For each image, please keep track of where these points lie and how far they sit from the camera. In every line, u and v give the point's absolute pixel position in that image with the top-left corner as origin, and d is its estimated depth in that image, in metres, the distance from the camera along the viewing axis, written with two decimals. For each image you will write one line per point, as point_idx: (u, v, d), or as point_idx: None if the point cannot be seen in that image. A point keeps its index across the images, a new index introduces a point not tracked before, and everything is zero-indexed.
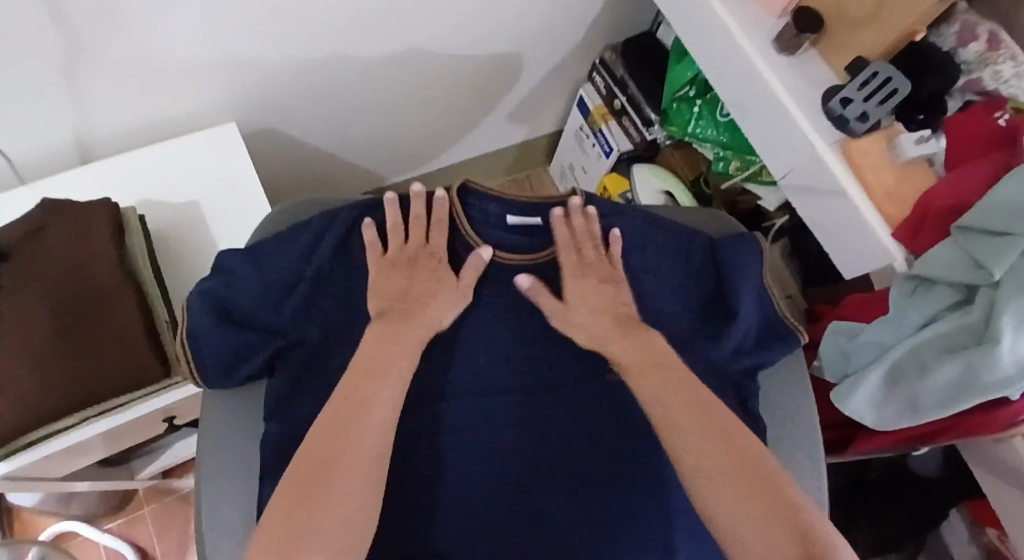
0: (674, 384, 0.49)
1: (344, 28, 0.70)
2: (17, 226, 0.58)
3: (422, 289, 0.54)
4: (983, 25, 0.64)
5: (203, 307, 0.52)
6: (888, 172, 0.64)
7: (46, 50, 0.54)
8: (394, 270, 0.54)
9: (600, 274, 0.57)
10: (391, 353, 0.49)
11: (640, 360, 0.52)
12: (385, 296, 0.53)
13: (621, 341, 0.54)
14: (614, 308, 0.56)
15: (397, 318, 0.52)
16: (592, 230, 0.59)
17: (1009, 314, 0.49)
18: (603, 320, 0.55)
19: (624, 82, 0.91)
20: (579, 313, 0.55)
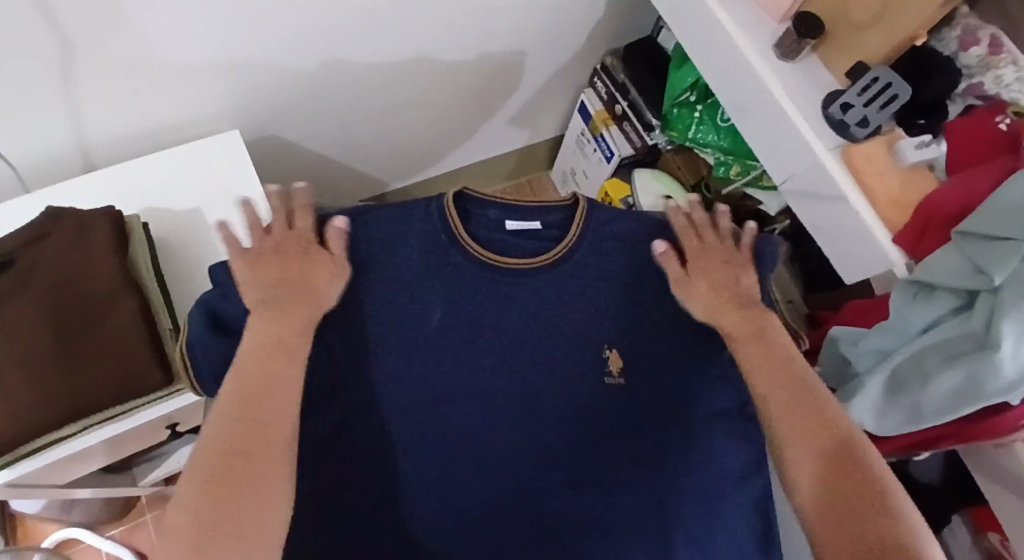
0: (764, 355, 0.56)
1: (343, 32, 0.70)
2: (19, 235, 0.58)
3: (296, 272, 0.52)
4: (984, 29, 0.64)
5: (201, 317, 0.52)
6: (892, 177, 0.64)
7: (46, 56, 0.55)
8: (268, 259, 0.53)
9: (719, 254, 0.59)
10: (282, 334, 0.50)
11: (741, 335, 0.57)
12: (265, 287, 0.52)
13: (731, 316, 0.57)
14: (729, 286, 0.58)
15: (282, 306, 0.51)
16: (704, 216, 0.61)
17: (1010, 319, 0.49)
18: (719, 296, 0.57)
19: (625, 87, 0.91)
20: (697, 287, 0.57)
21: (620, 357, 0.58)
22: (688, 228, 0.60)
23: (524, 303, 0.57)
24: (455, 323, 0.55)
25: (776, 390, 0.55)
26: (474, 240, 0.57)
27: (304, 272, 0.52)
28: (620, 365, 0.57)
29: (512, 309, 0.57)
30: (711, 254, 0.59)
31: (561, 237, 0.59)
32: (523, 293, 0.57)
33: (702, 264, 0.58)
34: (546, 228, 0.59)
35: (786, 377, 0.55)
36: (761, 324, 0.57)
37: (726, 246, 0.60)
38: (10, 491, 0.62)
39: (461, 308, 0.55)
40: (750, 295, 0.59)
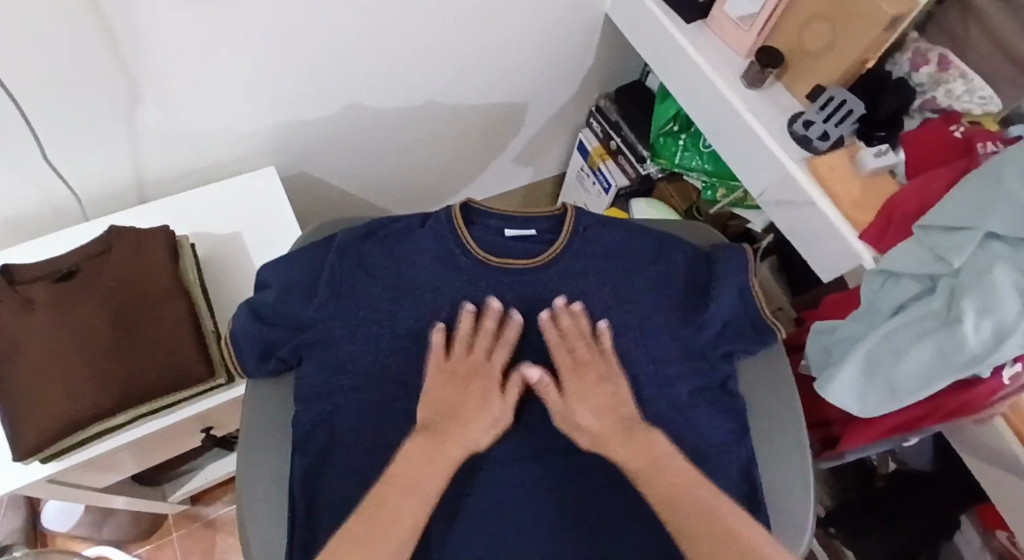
0: (670, 490, 0.51)
1: (364, 80, 0.82)
2: (86, 249, 0.68)
3: (468, 401, 0.58)
4: (933, 49, 0.71)
5: (244, 313, 0.62)
6: (854, 183, 0.71)
7: (117, 93, 0.66)
8: (453, 378, 0.59)
9: (593, 372, 0.60)
10: (426, 468, 0.53)
11: (641, 462, 0.54)
12: (433, 403, 0.58)
13: (622, 445, 0.56)
14: (615, 406, 0.58)
15: (437, 433, 0.55)
16: (584, 328, 0.62)
17: (970, 296, 0.54)
18: (603, 421, 0.57)
19: (618, 125, 1.02)
20: (580, 415, 0.58)
21: None
22: (558, 345, 0.61)
23: (523, 295, 0.64)
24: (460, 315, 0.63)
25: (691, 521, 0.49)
26: (478, 241, 0.65)
27: (474, 410, 0.58)
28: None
29: (511, 302, 0.64)
30: (576, 375, 0.60)
31: (554, 241, 0.66)
32: (522, 285, 0.65)
33: (577, 390, 0.59)
34: (542, 233, 0.67)
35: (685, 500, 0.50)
36: (645, 447, 0.55)
37: (591, 361, 0.60)
38: (53, 484, 0.68)
39: (467, 301, 0.63)
40: (628, 414, 0.58)
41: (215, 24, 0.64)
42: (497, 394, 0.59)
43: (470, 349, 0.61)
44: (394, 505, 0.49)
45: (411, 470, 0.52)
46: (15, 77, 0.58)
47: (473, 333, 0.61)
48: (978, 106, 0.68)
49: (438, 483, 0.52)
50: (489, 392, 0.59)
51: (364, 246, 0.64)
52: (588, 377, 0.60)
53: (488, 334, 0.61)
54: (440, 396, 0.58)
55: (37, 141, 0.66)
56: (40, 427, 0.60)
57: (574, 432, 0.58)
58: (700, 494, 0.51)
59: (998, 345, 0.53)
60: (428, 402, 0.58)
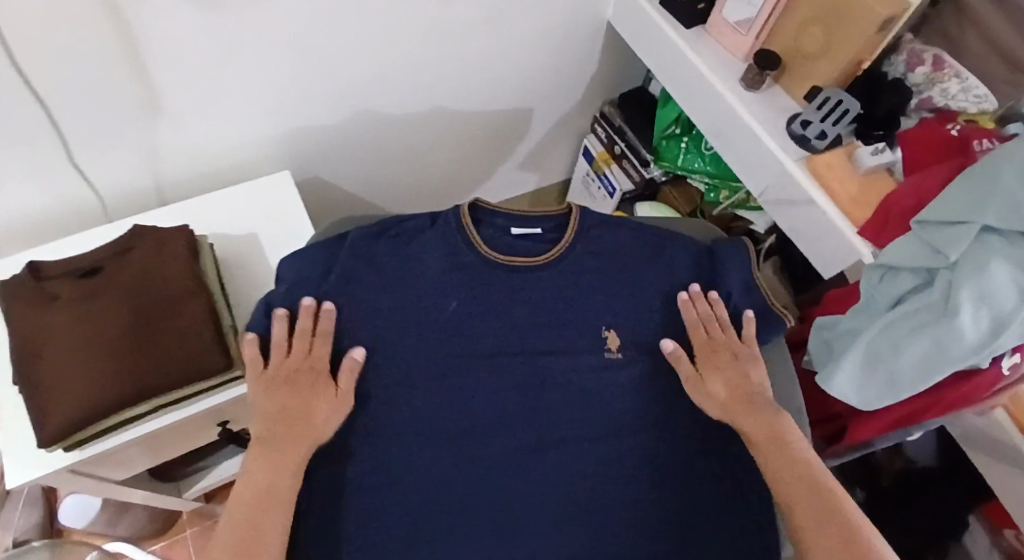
0: (793, 467, 0.58)
1: (374, 87, 0.85)
2: (110, 247, 0.71)
3: (298, 401, 0.60)
4: (927, 51, 0.73)
5: (259, 309, 0.65)
6: (852, 180, 0.72)
7: (139, 101, 0.70)
8: (281, 382, 0.61)
9: (728, 349, 0.64)
10: (272, 480, 0.56)
11: (766, 443, 0.60)
12: (274, 411, 0.60)
13: (748, 419, 0.61)
14: (744, 385, 0.63)
15: (273, 443, 0.58)
16: (719, 315, 0.66)
17: (965, 288, 0.54)
18: (731, 395, 0.63)
19: (622, 130, 1.06)
20: (710, 385, 0.63)
21: (617, 336, 0.66)
22: (697, 324, 0.65)
23: (528, 290, 0.66)
24: (466, 309, 0.65)
25: (803, 509, 0.55)
26: (482, 238, 0.66)
27: (314, 406, 0.60)
28: (617, 343, 0.66)
29: (516, 297, 0.66)
30: (705, 350, 0.64)
31: (557, 239, 0.68)
32: (526, 283, 0.66)
33: (710, 365, 0.64)
34: (546, 231, 0.68)
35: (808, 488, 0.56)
36: (773, 425, 0.60)
37: (724, 341, 0.65)
38: (71, 475, 0.71)
39: (474, 296, 0.65)
40: (756, 391, 0.63)
41: (232, 32, 0.67)
42: (330, 389, 0.61)
43: (292, 347, 0.62)
44: (253, 514, 0.54)
45: (259, 484, 0.56)
46: (45, 86, 0.62)
47: (291, 336, 0.62)
48: (973, 105, 0.69)
49: (288, 488, 0.56)
50: (319, 387, 0.61)
51: (373, 241, 0.67)
52: (716, 355, 0.64)
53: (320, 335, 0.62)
54: (276, 402, 0.61)
55: (63, 146, 0.70)
56: (62, 415, 0.62)
57: (706, 399, 0.63)
58: (816, 475, 0.57)
59: (997, 334, 0.54)
60: (264, 413, 0.60)
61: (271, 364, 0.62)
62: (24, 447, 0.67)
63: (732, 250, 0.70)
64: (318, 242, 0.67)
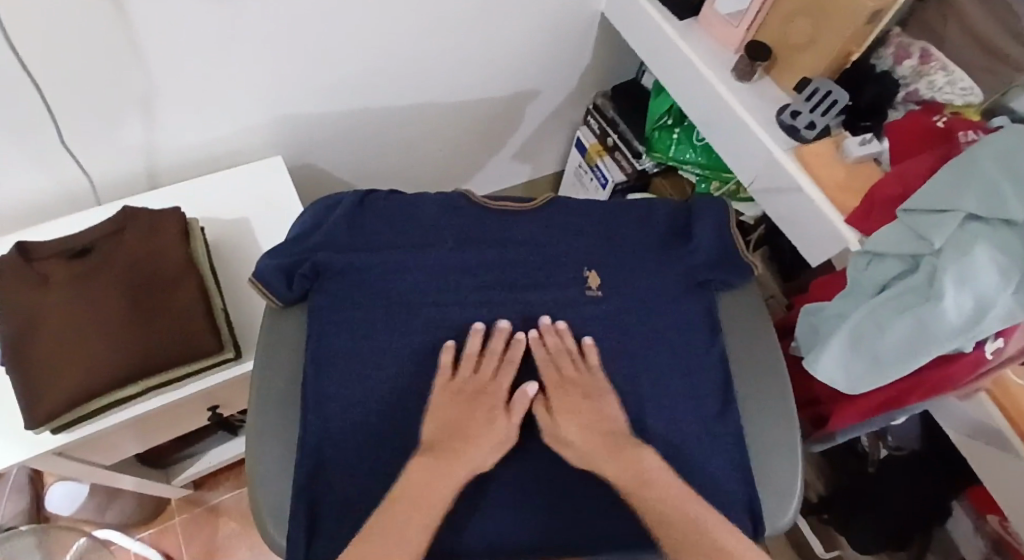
0: (670, 510, 0.52)
1: (369, 77, 0.86)
2: (101, 229, 0.70)
3: (473, 424, 0.57)
4: (915, 44, 0.75)
5: (265, 257, 0.63)
6: (839, 169, 0.73)
7: (133, 86, 0.69)
8: (459, 400, 0.58)
9: (581, 390, 0.59)
10: (431, 491, 0.51)
11: (629, 480, 0.54)
12: (440, 423, 0.57)
13: (610, 460, 0.55)
14: (601, 424, 0.57)
15: (440, 454, 0.54)
16: (565, 347, 0.61)
17: (949, 272, 0.55)
18: (585, 437, 0.56)
19: (614, 122, 1.07)
20: (566, 431, 0.57)
21: (598, 275, 0.65)
22: (465, 364, 0.59)
23: (521, 269, 0.66)
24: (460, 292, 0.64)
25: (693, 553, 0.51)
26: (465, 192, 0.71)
27: (479, 432, 0.56)
28: (598, 281, 0.65)
29: (506, 277, 0.64)
30: (561, 390, 0.59)
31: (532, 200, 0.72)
32: (519, 261, 0.66)
33: (563, 408, 0.58)
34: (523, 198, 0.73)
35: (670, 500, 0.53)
36: (636, 465, 0.54)
37: (582, 380, 0.59)
38: (61, 459, 0.70)
39: (466, 269, 0.64)
40: (615, 428, 0.57)
41: (228, 19, 0.67)
42: (505, 420, 0.57)
43: (477, 367, 0.60)
44: (397, 519, 0.49)
45: (423, 493, 0.51)
46: (39, 69, 0.61)
47: (484, 355, 0.60)
48: (960, 97, 0.70)
49: (441, 503, 0.52)
50: (493, 418, 0.57)
51: (359, 222, 0.66)
52: (573, 395, 0.58)
53: (506, 363, 0.60)
54: (449, 416, 0.57)
55: (56, 128, 0.69)
56: (54, 396, 0.62)
57: (561, 447, 0.57)
58: (690, 508, 0.53)
59: (979, 319, 0.54)
60: (431, 424, 0.56)
61: (456, 377, 0.59)
62: (12, 429, 0.66)
63: (706, 206, 0.71)
64: (311, 204, 0.68)
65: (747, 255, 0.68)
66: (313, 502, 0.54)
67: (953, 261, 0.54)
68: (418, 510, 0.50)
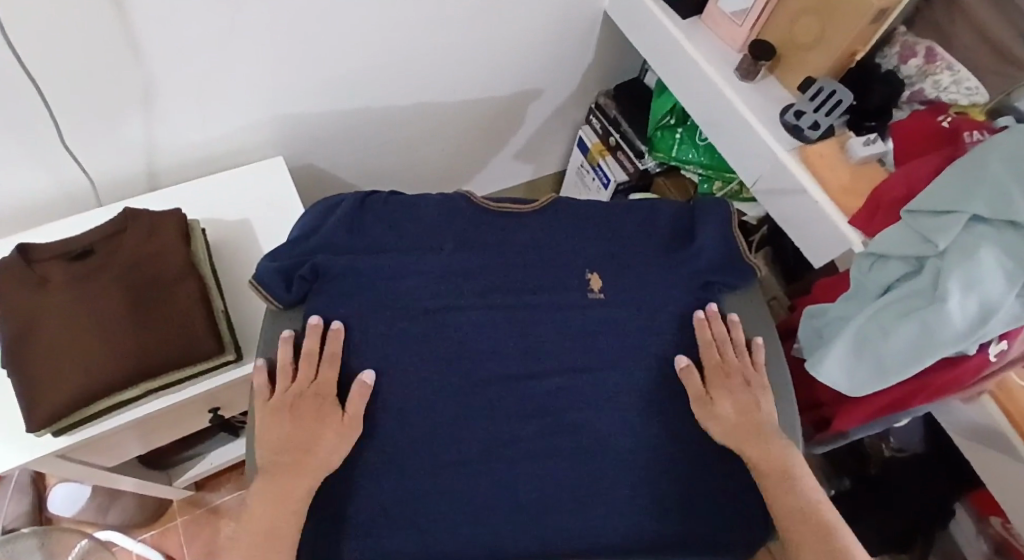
0: (804, 505, 0.55)
1: (370, 77, 0.86)
2: (101, 230, 0.70)
3: (306, 432, 0.56)
4: (920, 43, 0.74)
5: (264, 260, 0.63)
6: (843, 170, 0.73)
7: (133, 86, 0.69)
8: (283, 410, 0.57)
9: (739, 375, 0.62)
10: (275, 516, 0.52)
11: (777, 469, 0.57)
12: (273, 440, 0.56)
13: (757, 446, 0.58)
14: (753, 412, 0.60)
15: (282, 472, 0.54)
16: (727, 336, 0.63)
17: (954, 275, 0.54)
18: (741, 420, 0.59)
19: (617, 122, 1.07)
20: (720, 408, 0.60)
21: (600, 278, 0.65)
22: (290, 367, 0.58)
23: (523, 271, 0.65)
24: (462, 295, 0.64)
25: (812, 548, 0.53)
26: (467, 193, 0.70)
27: (313, 439, 0.55)
28: (599, 285, 0.65)
29: (508, 279, 0.64)
30: (716, 372, 0.62)
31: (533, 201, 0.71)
32: (521, 264, 0.66)
33: (720, 389, 0.61)
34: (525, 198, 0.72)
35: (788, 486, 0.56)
36: (778, 458, 0.57)
37: (736, 365, 0.62)
38: (61, 462, 0.70)
39: (468, 272, 0.64)
40: (762, 418, 0.60)
41: (228, 19, 0.67)
42: (340, 419, 0.56)
43: (305, 369, 0.58)
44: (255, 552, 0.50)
45: (270, 510, 0.52)
46: (39, 70, 0.61)
47: (304, 356, 0.58)
48: (965, 97, 0.70)
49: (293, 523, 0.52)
50: (325, 417, 0.56)
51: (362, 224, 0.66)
52: (724, 378, 0.61)
53: (324, 359, 0.58)
54: (284, 430, 0.56)
55: (57, 128, 0.69)
56: (54, 398, 0.62)
57: (710, 420, 0.60)
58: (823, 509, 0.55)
59: (983, 322, 0.54)
60: (265, 441, 0.56)
61: (285, 385, 0.58)
62: (14, 431, 0.67)
63: (709, 207, 0.70)
64: (314, 205, 0.68)
65: (751, 258, 0.68)
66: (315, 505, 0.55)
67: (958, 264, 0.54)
68: (267, 538, 0.51)
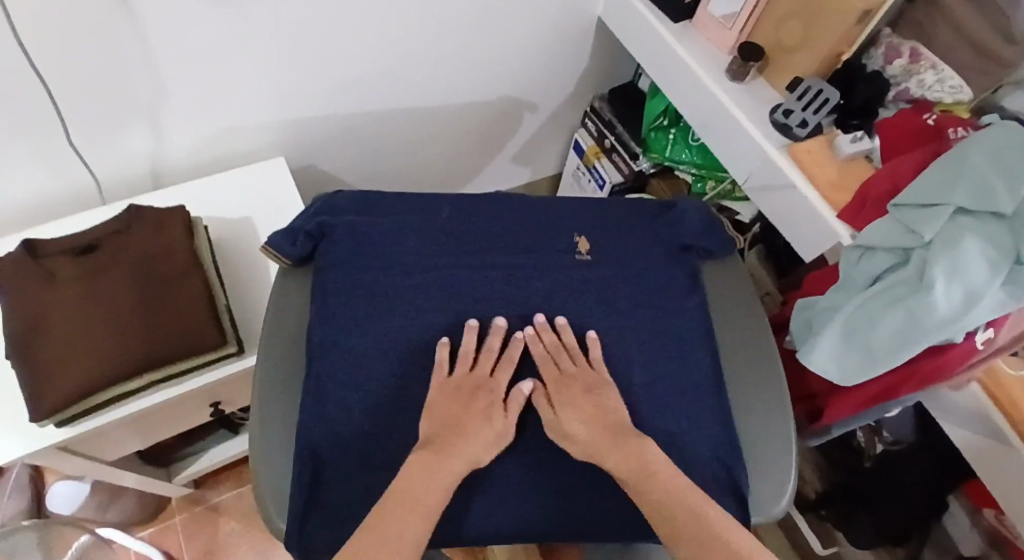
0: (670, 495, 0.51)
1: (371, 81, 0.88)
2: (108, 226, 0.72)
3: (470, 419, 0.56)
4: (905, 44, 0.76)
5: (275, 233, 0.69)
6: (830, 166, 0.75)
7: (143, 87, 0.71)
8: (454, 396, 0.57)
9: (582, 382, 0.58)
10: (428, 487, 0.50)
11: (637, 470, 0.53)
12: (435, 419, 0.56)
13: (614, 454, 0.54)
14: (607, 416, 0.57)
15: (438, 449, 0.53)
16: (568, 345, 0.61)
17: (939, 265, 0.55)
18: (589, 430, 0.56)
19: (611, 124, 1.09)
20: (567, 423, 0.56)
21: (588, 242, 0.70)
22: (467, 358, 0.59)
23: (519, 263, 0.67)
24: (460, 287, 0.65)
25: (688, 533, 0.48)
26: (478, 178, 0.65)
27: (473, 425, 0.55)
28: (587, 246, 0.69)
29: (505, 272, 0.66)
30: (563, 388, 0.58)
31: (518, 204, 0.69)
32: (517, 256, 0.67)
33: (566, 402, 0.57)
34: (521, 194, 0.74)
35: (703, 532, 0.47)
36: (636, 455, 0.54)
37: (579, 374, 0.59)
38: (65, 454, 0.71)
39: (467, 265, 0.66)
40: (620, 423, 0.57)
41: (236, 24, 0.69)
42: (504, 419, 0.57)
43: (476, 367, 0.59)
44: (398, 511, 0.47)
45: (416, 484, 0.49)
46: (52, 71, 0.63)
47: (482, 354, 0.60)
48: (949, 95, 0.71)
49: (438, 500, 0.49)
50: (492, 411, 0.57)
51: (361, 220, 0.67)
52: (576, 389, 0.58)
53: (507, 362, 0.60)
54: (446, 412, 0.56)
55: (63, 127, 0.70)
56: (59, 389, 0.63)
57: (568, 442, 0.56)
58: (690, 498, 0.50)
59: (969, 309, 0.55)
60: (430, 418, 0.56)
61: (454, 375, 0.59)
62: (16, 422, 0.67)
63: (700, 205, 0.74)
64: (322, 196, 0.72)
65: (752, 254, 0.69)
66: (316, 491, 0.55)
67: (943, 253, 0.55)
68: (416, 503, 0.48)
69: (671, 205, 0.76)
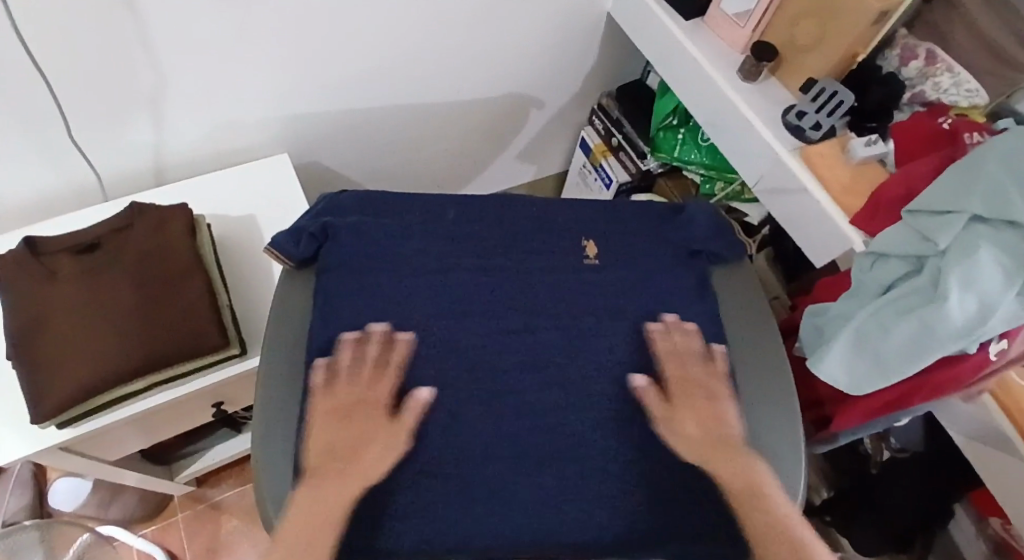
0: (766, 513, 0.52)
1: (375, 77, 0.87)
2: (110, 224, 0.71)
3: (357, 437, 0.55)
4: (921, 45, 0.75)
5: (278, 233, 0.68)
6: (843, 169, 0.74)
7: (145, 83, 0.70)
8: (339, 415, 0.56)
9: (701, 388, 0.62)
10: (326, 513, 0.48)
11: (741, 483, 0.54)
12: (320, 445, 0.54)
13: (723, 461, 0.56)
14: (718, 426, 0.59)
15: (326, 475, 0.52)
16: (689, 349, 0.64)
17: (953, 273, 0.54)
18: (702, 435, 0.59)
19: (619, 122, 1.08)
20: (683, 424, 0.59)
21: (595, 246, 0.69)
22: (347, 370, 0.58)
23: (526, 268, 0.66)
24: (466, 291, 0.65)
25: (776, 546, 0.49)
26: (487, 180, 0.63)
27: (365, 441, 0.55)
28: (595, 251, 0.69)
29: (512, 276, 0.65)
30: (681, 388, 0.61)
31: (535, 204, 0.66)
32: (524, 260, 0.67)
33: (683, 405, 0.60)
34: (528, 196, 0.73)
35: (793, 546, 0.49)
36: (742, 469, 0.55)
37: (704, 379, 0.62)
38: (66, 454, 0.71)
39: (473, 269, 0.65)
40: (727, 434, 0.59)
41: (239, 21, 0.68)
42: (392, 428, 0.56)
43: (357, 377, 0.58)
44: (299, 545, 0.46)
45: (308, 514, 0.48)
46: (53, 69, 0.62)
47: (360, 363, 0.59)
48: (965, 98, 0.71)
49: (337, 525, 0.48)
50: (379, 422, 0.56)
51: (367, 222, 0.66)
52: (693, 393, 0.61)
53: (388, 368, 0.59)
54: (337, 433, 0.55)
55: (64, 123, 0.69)
56: (60, 390, 0.62)
57: (679, 441, 0.58)
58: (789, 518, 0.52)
59: (983, 319, 0.54)
60: (316, 442, 0.55)
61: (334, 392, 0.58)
62: (17, 422, 0.67)
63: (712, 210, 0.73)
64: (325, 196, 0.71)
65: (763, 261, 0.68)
66: None
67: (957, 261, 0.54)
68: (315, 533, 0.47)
69: (681, 209, 0.75)
